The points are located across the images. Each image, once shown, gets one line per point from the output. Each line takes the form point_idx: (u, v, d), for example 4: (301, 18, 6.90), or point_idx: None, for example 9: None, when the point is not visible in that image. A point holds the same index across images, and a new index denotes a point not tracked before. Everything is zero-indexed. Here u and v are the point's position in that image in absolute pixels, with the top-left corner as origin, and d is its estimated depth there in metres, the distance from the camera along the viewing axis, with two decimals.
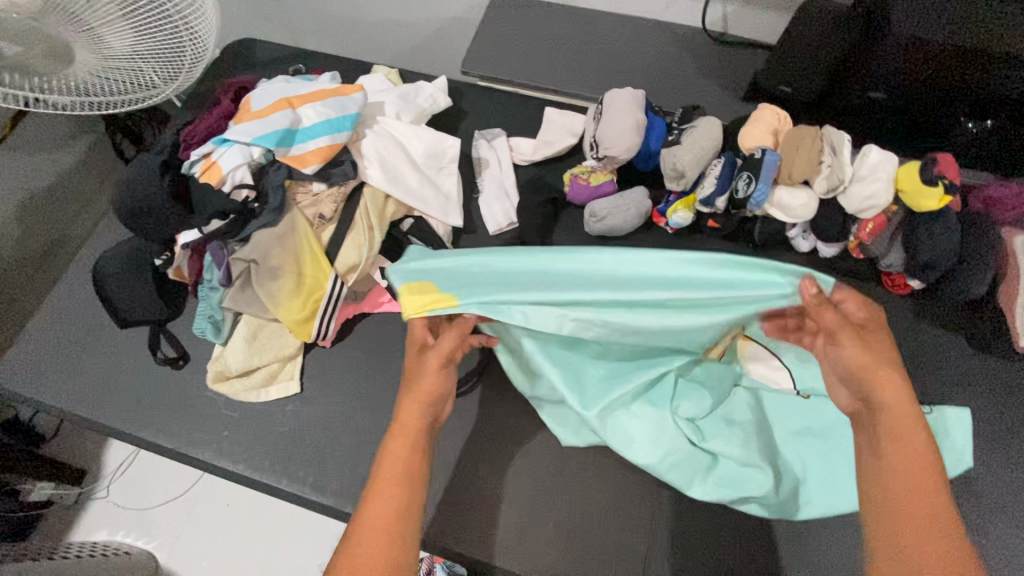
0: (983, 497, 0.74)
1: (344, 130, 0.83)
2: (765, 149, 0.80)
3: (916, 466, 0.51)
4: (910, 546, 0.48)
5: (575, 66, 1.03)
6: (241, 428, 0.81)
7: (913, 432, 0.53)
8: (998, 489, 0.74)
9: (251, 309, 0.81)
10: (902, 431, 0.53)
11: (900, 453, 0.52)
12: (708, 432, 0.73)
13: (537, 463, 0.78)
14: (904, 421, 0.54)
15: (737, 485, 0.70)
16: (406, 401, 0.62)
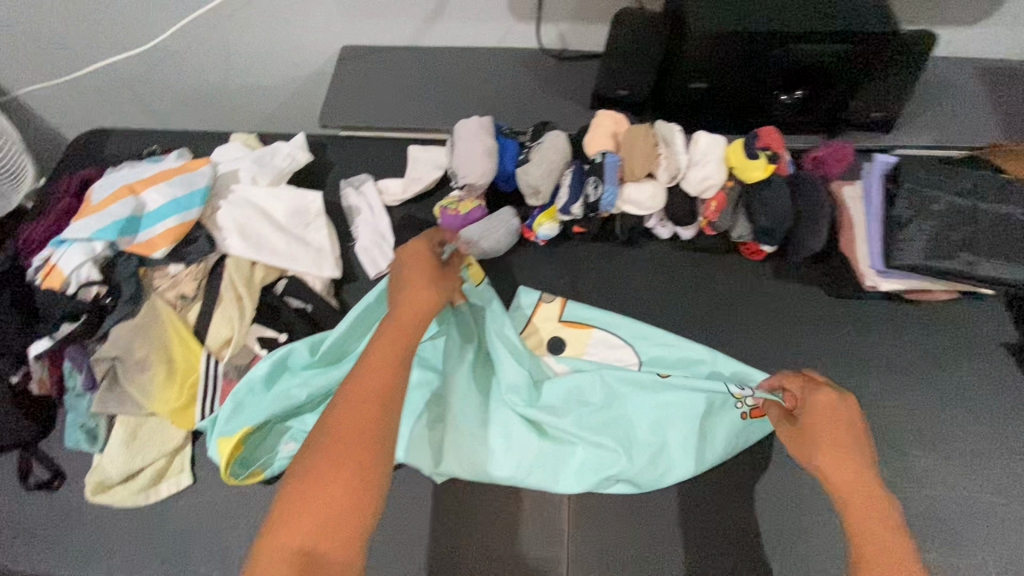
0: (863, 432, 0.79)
1: (194, 206, 0.82)
2: (605, 153, 0.85)
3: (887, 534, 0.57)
4: None
5: (430, 103, 1.06)
6: (134, 537, 0.76)
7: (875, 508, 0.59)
8: (872, 422, 0.80)
9: (123, 409, 0.77)
10: (861, 506, 0.59)
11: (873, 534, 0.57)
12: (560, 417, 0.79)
13: (450, 498, 0.78)
14: (868, 501, 0.59)
15: (590, 473, 0.76)
16: (411, 264, 0.68)
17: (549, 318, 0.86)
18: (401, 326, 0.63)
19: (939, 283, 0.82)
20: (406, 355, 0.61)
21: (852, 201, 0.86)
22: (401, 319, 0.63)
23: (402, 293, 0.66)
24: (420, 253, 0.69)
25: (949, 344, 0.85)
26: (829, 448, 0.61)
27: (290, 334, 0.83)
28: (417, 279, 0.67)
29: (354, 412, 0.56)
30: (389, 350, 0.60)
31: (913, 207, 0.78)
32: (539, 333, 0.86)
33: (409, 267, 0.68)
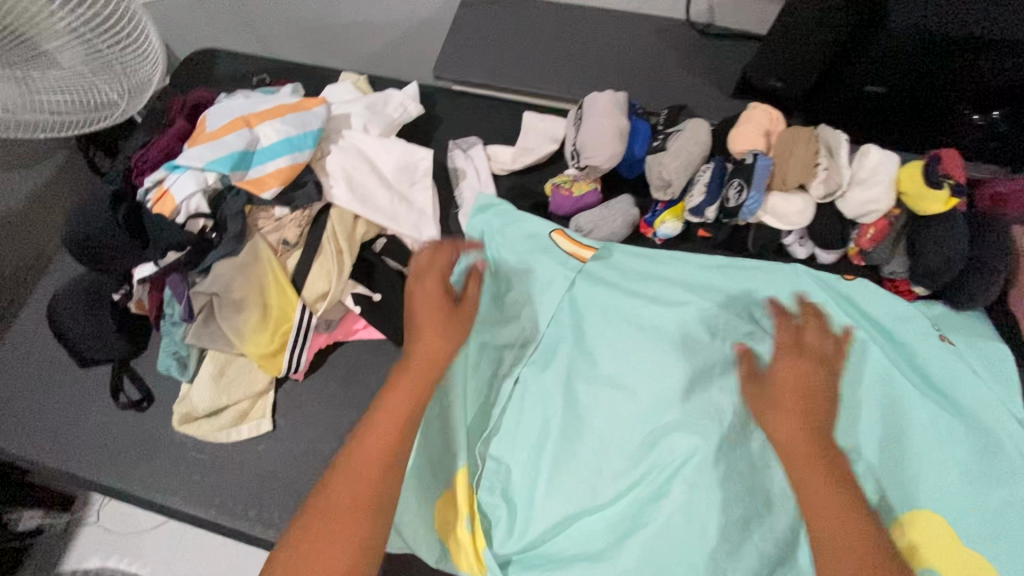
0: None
1: (306, 148, 0.78)
2: (756, 153, 0.75)
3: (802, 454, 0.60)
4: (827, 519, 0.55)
5: (554, 68, 0.98)
6: (213, 471, 0.76)
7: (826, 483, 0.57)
8: None
9: (216, 345, 0.76)
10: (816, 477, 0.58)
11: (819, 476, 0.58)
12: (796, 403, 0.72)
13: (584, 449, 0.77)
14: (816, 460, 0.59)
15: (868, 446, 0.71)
16: (432, 318, 0.63)
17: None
18: (414, 391, 0.57)
19: None
20: (409, 428, 0.55)
21: None
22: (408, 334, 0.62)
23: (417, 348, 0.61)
24: (433, 287, 0.66)
25: None
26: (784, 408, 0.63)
27: (386, 294, 0.81)
28: (427, 334, 0.62)
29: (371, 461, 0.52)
30: (380, 419, 0.55)
31: None
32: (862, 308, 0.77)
33: (421, 316, 0.64)
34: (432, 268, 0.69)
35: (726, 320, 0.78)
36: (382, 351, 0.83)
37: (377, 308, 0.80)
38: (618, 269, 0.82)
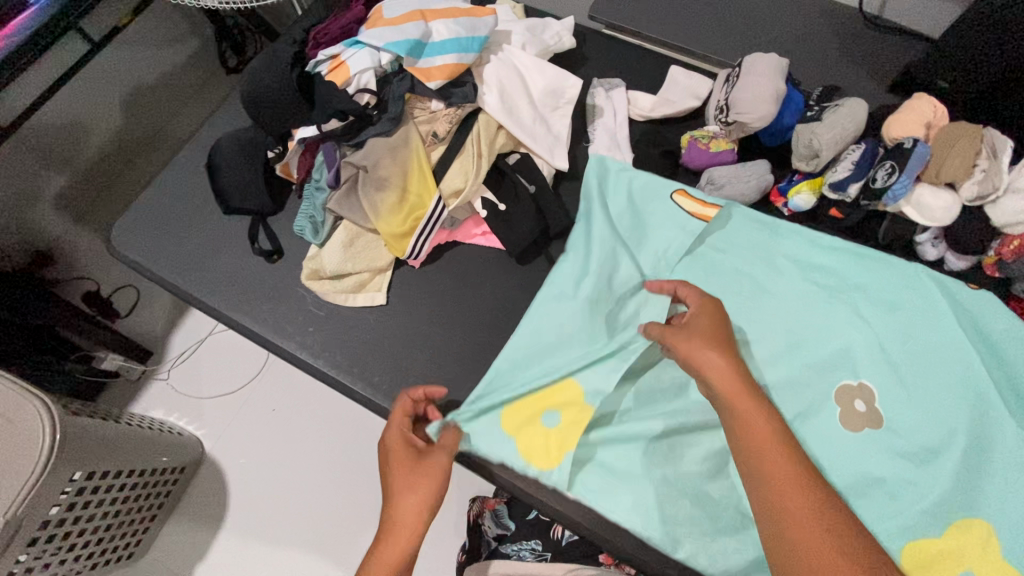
0: None
1: (472, 51, 0.82)
2: (916, 140, 0.74)
3: (741, 403, 0.62)
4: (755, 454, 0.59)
5: (710, 30, 0.98)
6: (326, 328, 0.83)
7: (752, 405, 0.61)
8: None
9: (353, 216, 0.82)
10: (739, 396, 0.62)
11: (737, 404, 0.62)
12: (889, 391, 0.74)
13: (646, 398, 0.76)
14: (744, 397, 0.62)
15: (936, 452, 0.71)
16: (398, 473, 0.68)
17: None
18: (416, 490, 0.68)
19: None
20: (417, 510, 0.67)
21: None
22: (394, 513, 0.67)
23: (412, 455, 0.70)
24: (400, 436, 0.71)
25: None
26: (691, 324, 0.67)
27: (510, 205, 0.85)
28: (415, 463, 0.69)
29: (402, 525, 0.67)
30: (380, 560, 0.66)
31: None
32: (976, 317, 0.75)
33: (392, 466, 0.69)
34: (395, 419, 0.72)
35: (825, 301, 0.79)
36: (495, 258, 0.87)
37: (501, 216, 0.85)
38: (731, 233, 0.83)
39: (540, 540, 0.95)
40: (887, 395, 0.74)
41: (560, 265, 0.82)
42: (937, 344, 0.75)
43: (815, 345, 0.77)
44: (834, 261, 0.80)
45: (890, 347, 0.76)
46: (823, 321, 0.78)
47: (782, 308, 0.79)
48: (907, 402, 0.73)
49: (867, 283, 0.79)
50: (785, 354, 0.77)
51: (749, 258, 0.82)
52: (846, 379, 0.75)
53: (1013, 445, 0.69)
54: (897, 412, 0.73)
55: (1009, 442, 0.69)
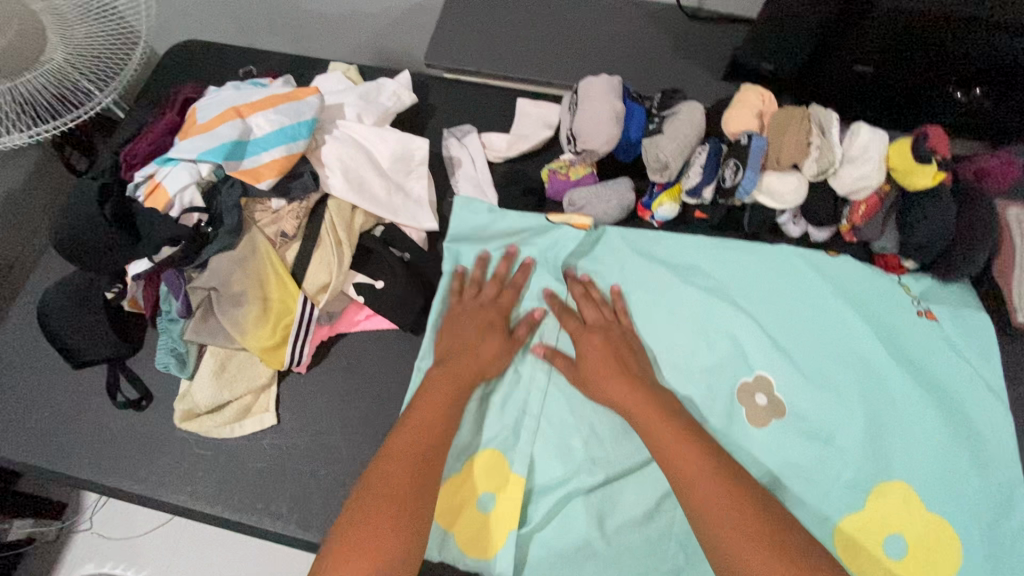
0: (1001, 475, 0.71)
1: (301, 138, 0.77)
2: (751, 134, 0.76)
3: (655, 419, 0.65)
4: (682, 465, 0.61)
5: (548, 56, 0.97)
6: (218, 467, 0.76)
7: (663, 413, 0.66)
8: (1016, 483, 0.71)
9: (216, 341, 0.75)
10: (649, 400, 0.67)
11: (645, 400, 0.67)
12: (780, 377, 0.76)
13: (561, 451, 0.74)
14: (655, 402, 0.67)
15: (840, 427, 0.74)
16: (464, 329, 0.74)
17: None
18: (425, 437, 0.65)
19: None
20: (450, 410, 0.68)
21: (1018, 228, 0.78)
22: (452, 365, 0.71)
23: (453, 355, 0.72)
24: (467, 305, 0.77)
25: None
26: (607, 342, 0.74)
27: (388, 281, 0.80)
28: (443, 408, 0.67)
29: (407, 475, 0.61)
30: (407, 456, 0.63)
31: None
32: (837, 285, 0.80)
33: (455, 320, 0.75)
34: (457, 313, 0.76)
35: (707, 304, 0.80)
36: (383, 341, 0.82)
37: (378, 295, 0.79)
38: (601, 254, 0.83)
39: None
40: (781, 380, 0.76)
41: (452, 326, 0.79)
42: (809, 320, 0.79)
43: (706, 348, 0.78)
44: (703, 261, 0.83)
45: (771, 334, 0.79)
46: (707, 321, 0.80)
47: (671, 320, 0.80)
48: (799, 383, 0.76)
49: (740, 275, 0.82)
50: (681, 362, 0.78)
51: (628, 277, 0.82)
52: (742, 374, 0.77)
53: (895, 404, 0.74)
54: (795, 398, 0.75)
55: (891, 404, 0.74)
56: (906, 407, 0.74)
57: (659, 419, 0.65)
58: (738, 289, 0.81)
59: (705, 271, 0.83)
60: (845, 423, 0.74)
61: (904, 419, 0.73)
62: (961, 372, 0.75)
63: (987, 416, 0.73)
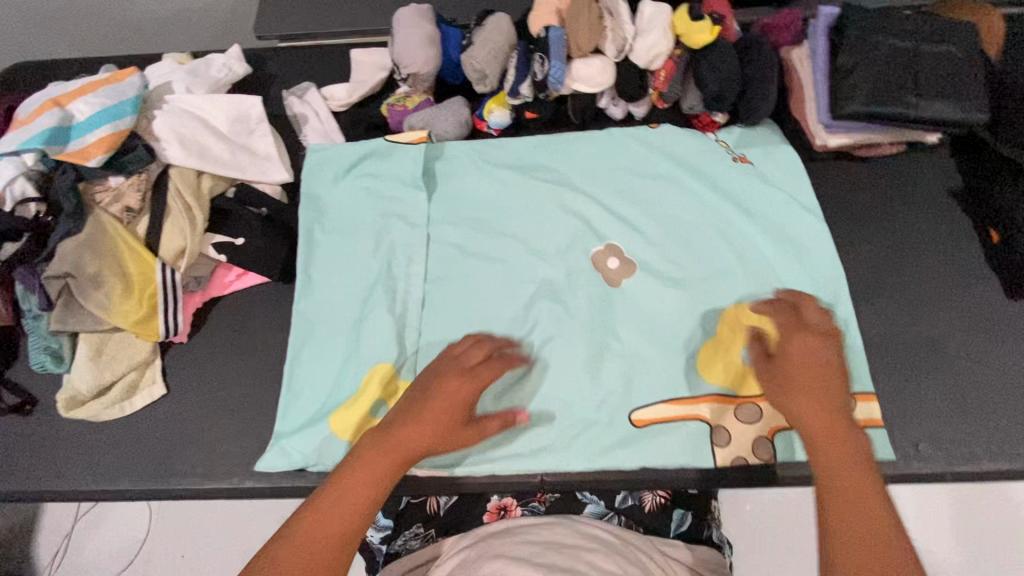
0: (827, 274, 0.80)
1: (126, 115, 0.78)
2: (548, 28, 0.82)
3: (846, 474, 0.52)
4: (842, 524, 0.50)
5: (371, 6, 1.02)
6: (116, 447, 0.77)
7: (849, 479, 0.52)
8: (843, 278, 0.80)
9: (84, 326, 0.76)
10: (836, 448, 0.54)
11: (825, 445, 0.54)
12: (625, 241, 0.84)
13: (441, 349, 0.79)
14: (832, 433, 0.55)
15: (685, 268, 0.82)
16: (432, 409, 0.62)
17: (743, 422, 0.74)
18: (326, 524, 0.55)
19: (887, 135, 0.84)
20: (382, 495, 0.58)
21: (800, 63, 0.87)
22: (399, 441, 0.60)
23: (403, 428, 0.61)
24: (455, 386, 0.63)
25: (901, 194, 0.86)
26: (799, 375, 0.58)
27: (248, 237, 0.82)
28: (414, 413, 0.62)
29: (370, 472, 0.58)
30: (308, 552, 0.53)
31: (856, 54, 0.78)
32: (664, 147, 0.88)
33: (432, 401, 0.62)
34: (446, 368, 0.66)
35: (551, 192, 0.87)
36: (261, 295, 0.85)
37: (241, 251, 0.82)
38: (448, 168, 0.88)
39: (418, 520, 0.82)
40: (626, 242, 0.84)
41: (320, 267, 0.83)
42: (643, 186, 0.86)
43: (557, 231, 0.85)
44: (544, 158, 0.89)
45: (614, 205, 0.86)
46: (557, 207, 0.86)
47: (525, 213, 0.86)
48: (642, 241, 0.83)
49: (579, 161, 0.88)
50: (536, 248, 0.84)
51: (474, 185, 0.88)
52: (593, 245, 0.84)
53: (727, 239, 0.83)
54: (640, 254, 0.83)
55: (724, 240, 0.83)
56: (734, 238, 0.83)
57: (834, 479, 0.53)
58: (580, 174, 0.88)
59: (547, 164, 0.89)
60: (687, 263, 0.82)
61: (733, 249, 0.82)
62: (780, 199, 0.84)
63: (807, 229, 0.83)
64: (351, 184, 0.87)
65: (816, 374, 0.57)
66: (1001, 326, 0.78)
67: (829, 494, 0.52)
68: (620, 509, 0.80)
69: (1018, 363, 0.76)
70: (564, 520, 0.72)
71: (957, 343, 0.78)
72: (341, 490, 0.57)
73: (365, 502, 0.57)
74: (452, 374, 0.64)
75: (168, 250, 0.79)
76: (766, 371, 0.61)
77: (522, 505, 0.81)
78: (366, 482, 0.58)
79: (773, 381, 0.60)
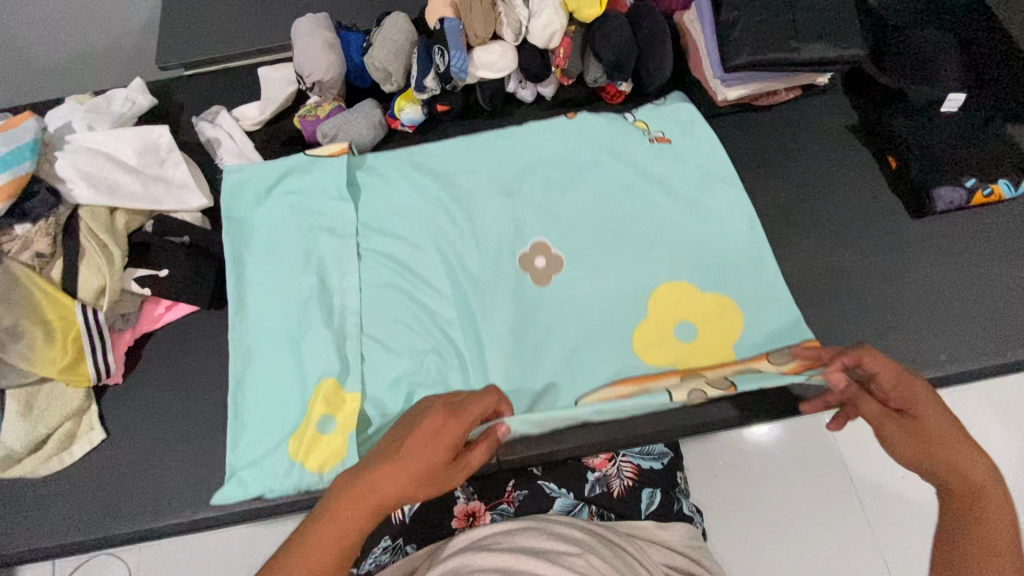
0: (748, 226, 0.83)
1: (25, 161, 0.76)
2: (443, 20, 0.84)
3: (987, 539, 0.51)
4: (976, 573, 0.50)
5: (272, 23, 1.02)
6: (60, 502, 0.74)
7: (1003, 524, 0.51)
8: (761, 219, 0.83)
9: (9, 382, 0.74)
10: (966, 505, 0.53)
11: (963, 500, 0.53)
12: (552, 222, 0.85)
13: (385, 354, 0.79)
14: (977, 503, 0.53)
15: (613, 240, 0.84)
16: (414, 455, 0.52)
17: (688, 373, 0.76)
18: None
19: (782, 83, 0.87)
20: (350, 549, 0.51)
21: (692, 25, 0.90)
22: (367, 493, 0.52)
23: (376, 474, 0.52)
24: (446, 433, 0.53)
25: (803, 135, 0.90)
26: (930, 434, 0.55)
27: (172, 268, 0.81)
28: (390, 462, 0.52)
29: (341, 525, 0.51)
30: None
31: (737, 8, 0.82)
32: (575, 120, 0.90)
33: (414, 444, 0.53)
34: (434, 409, 0.55)
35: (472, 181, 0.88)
36: (194, 324, 0.83)
37: (165, 283, 0.80)
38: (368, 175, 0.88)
39: (387, 534, 0.75)
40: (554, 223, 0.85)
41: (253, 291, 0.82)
42: (564, 167, 0.88)
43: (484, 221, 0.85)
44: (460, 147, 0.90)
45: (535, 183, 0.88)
46: (481, 198, 0.86)
47: (446, 209, 0.86)
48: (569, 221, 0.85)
49: (496, 151, 0.89)
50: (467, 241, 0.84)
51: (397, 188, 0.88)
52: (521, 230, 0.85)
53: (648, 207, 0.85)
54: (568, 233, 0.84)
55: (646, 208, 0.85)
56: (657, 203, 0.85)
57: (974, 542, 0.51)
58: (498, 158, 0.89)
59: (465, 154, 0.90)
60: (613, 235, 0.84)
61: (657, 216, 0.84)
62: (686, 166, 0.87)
63: (723, 185, 0.85)
64: (273, 206, 0.86)
65: (958, 442, 0.54)
66: (910, 245, 0.82)
67: (980, 556, 0.51)
68: (592, 498, 0.77)
69: (929, 277, 0.80)
70: (539, 522, 0.67)
71: (872, 266, 0.82)
72: (311, 541, 0.51)
73: (336, 556, 0.51)
74: (442, 420, 0.54)
75: (89, 291, 0.77)
76: (885, 428, 0.58)
77: (491, 508, 0.76)
78: (337, 537, 0.51)
79: (910, 437, 0.56)
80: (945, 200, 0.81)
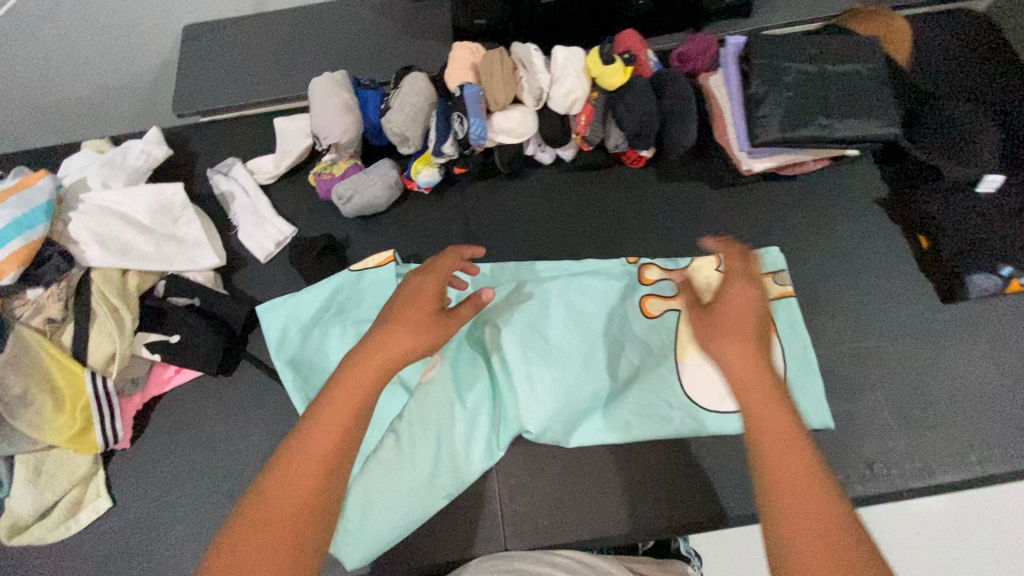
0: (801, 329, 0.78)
1: (38, 225, 0.75)
2: (463, 85, 0.82)
3: (795, 448, 0.48)
4: (786, 506, 0.45)
5: (291, 73, 1.01)
6: (62, 570, 0.74)
7: (792, 440, 0.48)
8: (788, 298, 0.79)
9: (18, 448, 0.73)
10: (768, 404, 0.50)
11: (764, 400, 0.50)
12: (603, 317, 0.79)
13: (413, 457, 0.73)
14: (785, 443, 0.48)
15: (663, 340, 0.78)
16: (350, 381, 0.53)
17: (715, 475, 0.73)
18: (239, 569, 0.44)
19: (809, 154, 0.84)
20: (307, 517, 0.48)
21: (718, 90, 0.87)
22: (308, 445, 0.50)
23: (309, 424, 0.51)
24: (382, 343, 0.56)
25: (829, 208, 0.87)
26: (735, 338, 0.53)
27: (181, 333, 0.79)
28: (319, 408, 0.52)
29: (284, 494, 0.48)
30: None
31: (766, 82, 0.80)
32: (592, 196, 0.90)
33: (350, 371, 0.54)
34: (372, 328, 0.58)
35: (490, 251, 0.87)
36: (203, 388, 0.83)
37: (175, 349, 0.79)
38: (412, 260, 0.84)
39: None
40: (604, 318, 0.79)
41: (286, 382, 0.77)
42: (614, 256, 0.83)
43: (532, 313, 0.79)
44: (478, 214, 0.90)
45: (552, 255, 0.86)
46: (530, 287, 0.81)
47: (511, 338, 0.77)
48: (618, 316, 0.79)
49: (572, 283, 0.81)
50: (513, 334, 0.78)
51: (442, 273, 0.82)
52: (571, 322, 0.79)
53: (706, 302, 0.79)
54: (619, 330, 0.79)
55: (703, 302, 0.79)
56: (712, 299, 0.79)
57: (771, 430, 0.48)
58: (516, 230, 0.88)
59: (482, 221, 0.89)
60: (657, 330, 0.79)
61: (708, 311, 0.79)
62: (782, 305, 0.79)
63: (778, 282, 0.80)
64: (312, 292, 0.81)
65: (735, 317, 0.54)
66: (936, 334, 0.79)
67: (775, 469, 0.47)
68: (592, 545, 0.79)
69: (953, 370, 0.77)
70: None
71: (897, 354, 0.78)
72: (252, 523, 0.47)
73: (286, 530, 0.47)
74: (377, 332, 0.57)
75: (99, 357, 0.76)
76: (705, 324, 0.56)
77: None
78: (285, 505, 0.47)
79: (722, 356, 0.53)
80: (978, 287, 0.79)
